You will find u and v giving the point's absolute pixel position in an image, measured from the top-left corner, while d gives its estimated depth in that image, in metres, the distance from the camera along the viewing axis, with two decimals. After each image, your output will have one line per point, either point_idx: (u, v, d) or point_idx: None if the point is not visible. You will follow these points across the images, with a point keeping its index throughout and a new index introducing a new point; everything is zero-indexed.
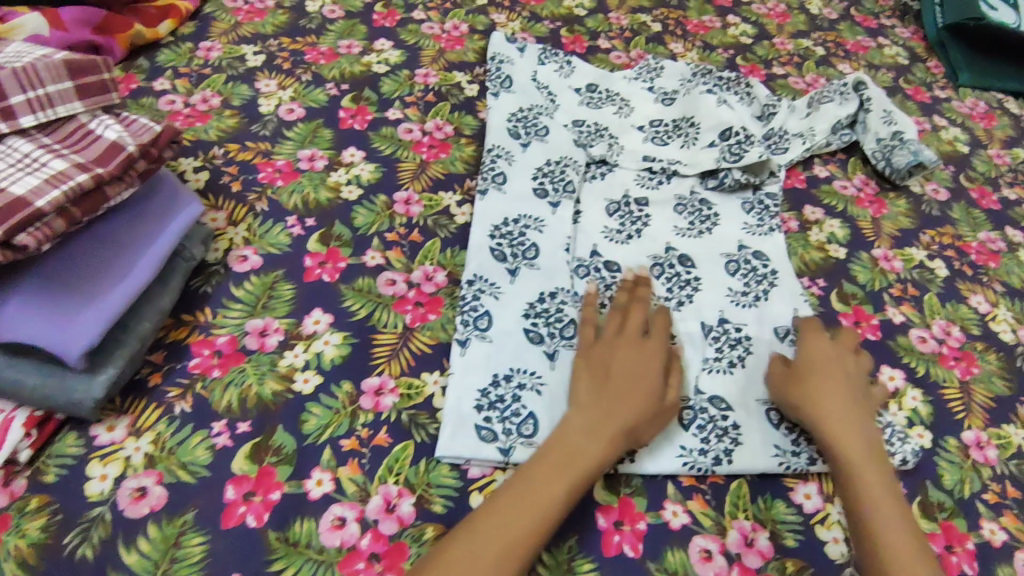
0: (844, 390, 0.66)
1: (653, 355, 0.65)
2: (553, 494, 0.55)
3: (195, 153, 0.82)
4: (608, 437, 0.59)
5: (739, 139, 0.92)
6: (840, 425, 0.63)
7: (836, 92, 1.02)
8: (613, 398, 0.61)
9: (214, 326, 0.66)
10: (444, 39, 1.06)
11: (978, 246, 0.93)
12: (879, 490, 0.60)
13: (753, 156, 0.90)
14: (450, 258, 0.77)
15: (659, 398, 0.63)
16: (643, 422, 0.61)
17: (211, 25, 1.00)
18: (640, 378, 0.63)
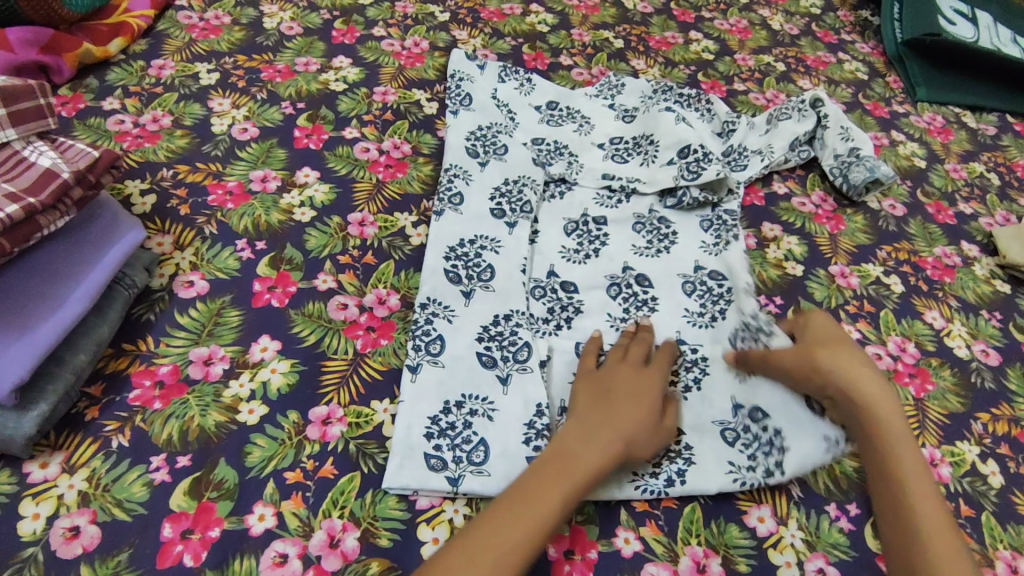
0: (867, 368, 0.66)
1: (652, 380, 0.66)
2: (545, 500, 0.54)
3: (142, 175, 0.80)
4: (601, 444, 0.59)
5: (697, 157, 0.91)
6: (873, 401, 0.63)
7: (795, 109, 1.02)
8: (610, 410, 0.62)
9: (157, 355, 0.64)
10: (404, 56, 1.05)
11: (934, 261, 0.94)
12: (916, 470, 0.59)
13: (711, 173, 0.88)
14: (404, 281, 0.76)
15: (657, 412, 0.63)
16: (638, 430, 0.61)
17: (164, 42, 0.99)
18: (639, 393, 0.64)
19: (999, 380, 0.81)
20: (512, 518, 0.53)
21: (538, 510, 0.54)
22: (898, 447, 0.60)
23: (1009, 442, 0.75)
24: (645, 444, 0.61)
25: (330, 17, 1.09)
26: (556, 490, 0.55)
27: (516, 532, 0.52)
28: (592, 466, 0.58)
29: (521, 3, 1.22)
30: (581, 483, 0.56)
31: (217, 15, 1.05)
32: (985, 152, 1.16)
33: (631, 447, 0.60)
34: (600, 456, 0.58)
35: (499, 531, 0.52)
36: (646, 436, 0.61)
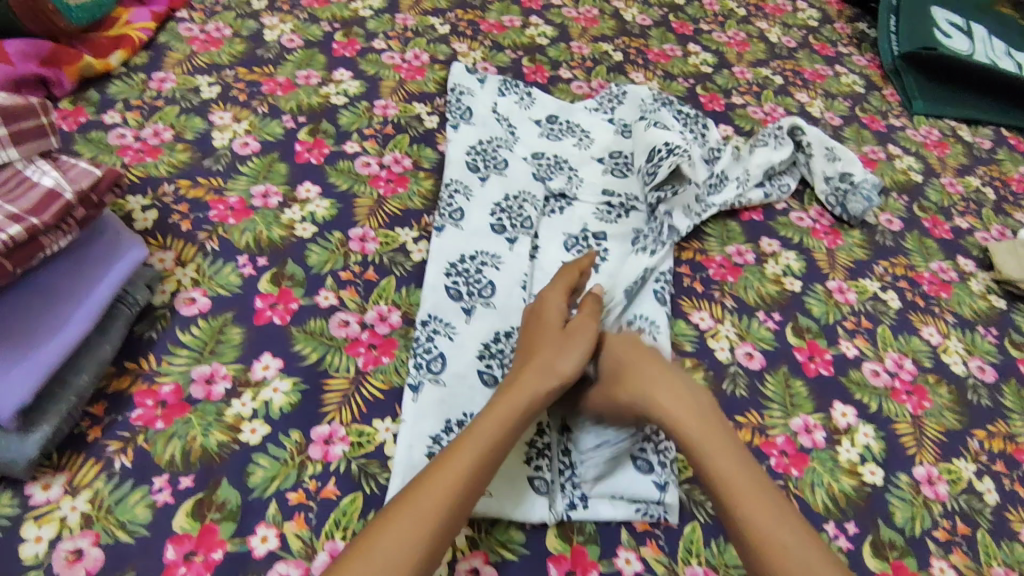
0: (664, 374, 0.63)
1: (552, 329, 0.68)
2: (467, 443, 0.56)
3: (144, 191, 0.80)
4: (516, 384, 0.62)
5: (661, 155, 0.91)
6: (678, 416, 0.60)
7: (771, 137, 1.01)
8: (525, 360, 0.65)
9: (159, 374, 0.65)
10: (404, 69, 1.06)
11: (930, 277, 0.94)
12: (735, 481, 0.56)
13: (666, 171, 0.90)
14: (405, 297, 0.76)
15: (571, 342, 0.66)
16: (551, 364, 0.64)
17: (164, 55, 0.99)
18: (548, 336, 0.67)
19: (994, 397, 0.82)
20: (439, 472, 0.54)
21: (459, 457, 0.55)
22: (715, 464, 0.57)
23: (1004, 459, 0.76)
24: (564, 369, 0.64)
25: (331, 29, 1.10)
26: (476, 434, 0.57)
27: (444, 482, 0.54)
28: (509, 403, 0.60)
29: (520, 15, 1.23)
30: (502, 418, 0.59)
31: (218, 27, 1.05)
32: (981, 166, 1.17)
33: (545, 380, 0.62)
34: (519, 396, 0.61)
35: (427, 488, 0.53)
36: (561, 363, 0.64)
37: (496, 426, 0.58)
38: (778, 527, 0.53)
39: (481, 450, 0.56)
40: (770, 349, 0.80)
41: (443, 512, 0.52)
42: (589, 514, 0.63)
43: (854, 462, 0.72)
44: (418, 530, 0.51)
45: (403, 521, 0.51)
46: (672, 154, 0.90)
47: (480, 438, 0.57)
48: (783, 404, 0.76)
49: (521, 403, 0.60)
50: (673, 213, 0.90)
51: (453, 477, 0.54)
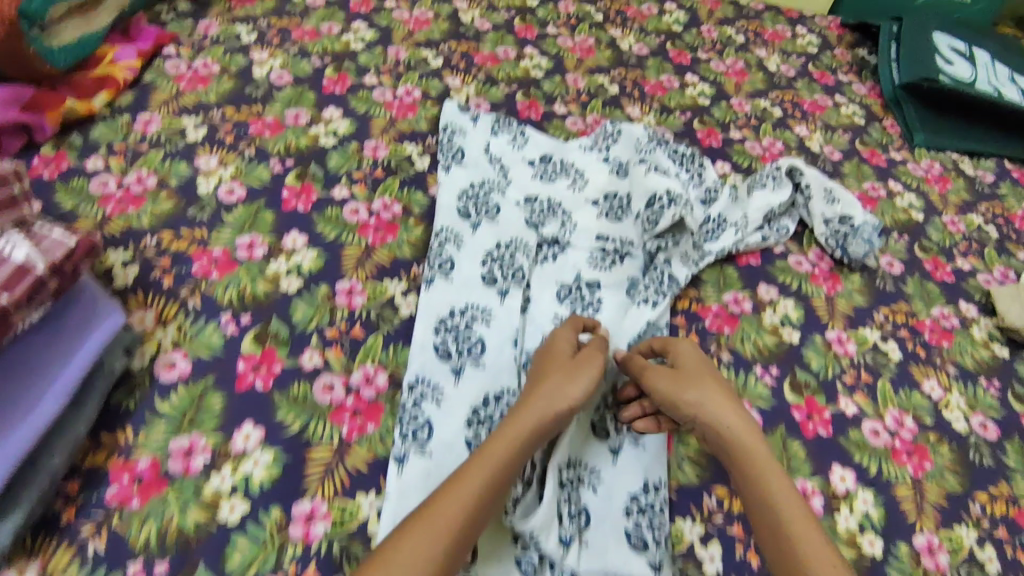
0: (725, 393, 0.69)
1: (563, 359, 0.70)
2: (474, 470, 0.59)
3: (126, 244, 0.78)
4: (522, 411, 0.64)
5: (662, 205, 0.92)
6: (733, 427, 0.66)
7: (770, 177, 0.99)
8: (534, 386, 0.67)
9: (136, 447, 0.63)
10: (395, 106, 1.04)
11: (932, 324, 0.92)
12: (783, 490, 0.61)
13: (667, 221, 0.91)
14: (393, 357, 0.74)
15: (582, 370, 0.68)
16: (558, 391, 0.66)
17: (150, 94, 0.96)
18: (558, 364, 0.69)
19: (997, 456, 0.80)
20: (447, 495, 0.57)
21: (468, 481, 0.58)
22: (764, 471, 0.63)
23: (1006, 524, 0.74)
24: (570, 397, 0.65)
25: (321, 64, 1.08)
26: (486, 459, 0.60)
27: (452, 505, 0.56)
28: (515, 431, 0.62)
29: (515, 46, 1.21)
30: (510, 445, 0.61)
31: (206, 63, 1.03)
32: (983, 202, 1.15)
33: (551, 407, 0.64)
34: (522, 424, 0.63)
35: (436, 511, 0.56)
36: (568, 392, 0.66)
37: (503, 450, 0.61)
38: (814, 536, 0.58)
39: (489, 476, 0.59)
40: (767, 408, 0.79)
41: (450, 536, 0.55)
42: None
43: (853, 532, 0.71)
44: (425, 553, 0.53)
45: (414, 542, 0.54)
46: (673, 204, 0.91)
47: (490, 462, 0.60)
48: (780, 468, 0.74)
49: (527, 430, 0.63)
50: (672, 262, 0.90)
51: (461, 501, 0.57)
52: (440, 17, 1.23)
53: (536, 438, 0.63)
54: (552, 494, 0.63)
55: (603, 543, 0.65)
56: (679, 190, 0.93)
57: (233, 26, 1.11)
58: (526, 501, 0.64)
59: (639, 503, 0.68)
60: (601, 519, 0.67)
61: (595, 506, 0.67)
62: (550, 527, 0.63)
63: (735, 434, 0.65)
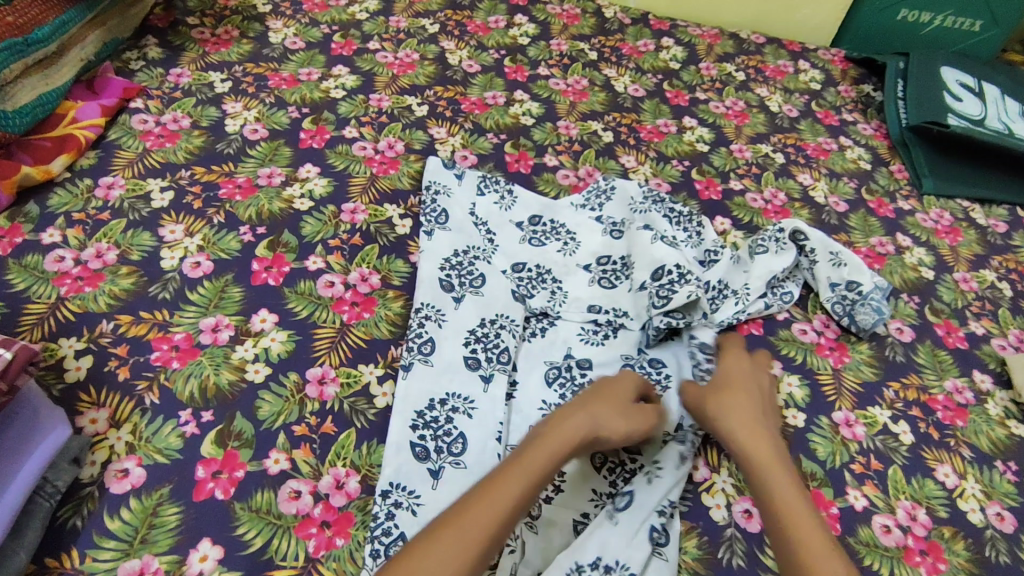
0: (755, 405, 0.72)
1: (624, 388, 0.71)
2: (514, 477, 0.59)
3: (80, 331, 0.73)
4: (568, 424, 0.66)
5: (671, 279, 0.85)
6: (751, 435, 0.69)
7: (772, 240, 0.94)
8: (582, 403, 0.69)
9: (80, 574, 0.58)
10: (376, 162, 0.98)
11: (944, 400, 0.87)
12: (789, 490, 0.63)
13: (681, 299, 0.82)
14: (366, 457, 0.69)
15: (629, 406, 0.70)
16: (604, 415, 0.67)
17: (115, 154, 0.91)
18: (610, 388, 0.71)
19: (1015, 553, 0.75)
20: (487, 498, 0.57)
21: (508, 484, 0.59)
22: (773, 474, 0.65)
23: None
24: (616, 427, 0.67)
25: (298, 115, 1.02)
26: (526, 463, 0.61)
27: (491, 509, 0.56)
28: (557, 442, 0.64)
29: (505, 90, 1.15)
30: (551, 455, 0.63)
31: (175, 118, 0.98)
32: (995, 256, 1.10)
33: (594, 427, 0.66)
34: (560, 440, 0.64)
35: (475, 510, 0.56)
36: (612, 414, 0.68)
37: (543, 456, 0.62)
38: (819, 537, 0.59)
39: (529, 481, 0.60)
40: None
41: (482, 540, 0.55)
42: None
43: None
44: (461, 549, 0.53)
45: (447, 544, 0.54)
46: (684, 280, 0.84)
47: (531, 464, 0.61)
48: None
49: (571, 441, 0.64)
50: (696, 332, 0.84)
51: (499, 507, 0.57)
52: (425, 59, 1.18)
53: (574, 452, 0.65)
54: None
55: None
56: (690, 266, 0.86)
57: (206, 74, 1.05)
58: None
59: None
60: None
61: None
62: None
63: (753, 439, 0.68)
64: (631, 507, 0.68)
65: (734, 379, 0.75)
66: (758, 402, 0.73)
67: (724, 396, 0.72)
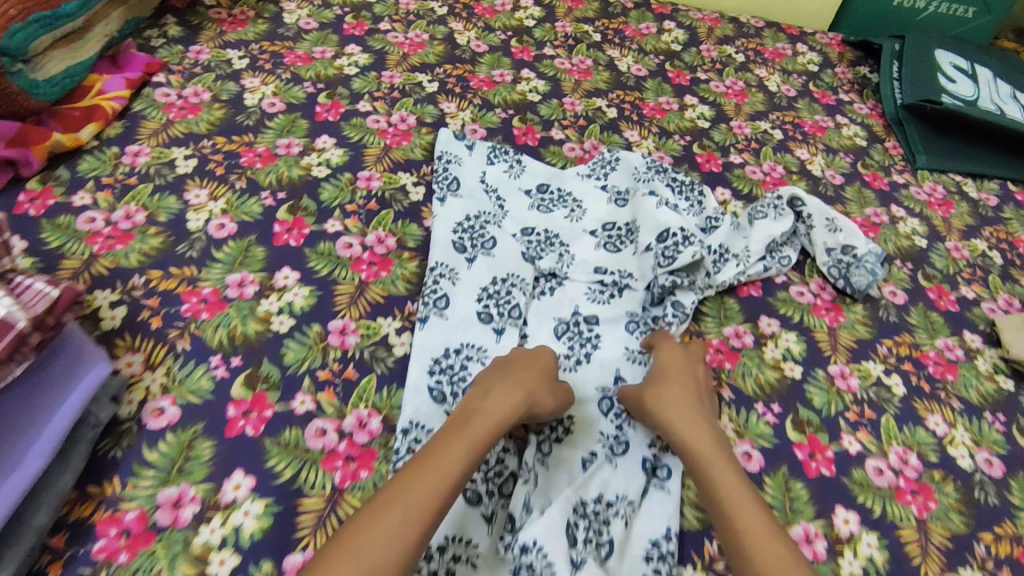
0: (691, 397, 0.72)
1: (543, 368, 0.72)
2: (456, 454, 0.60)
3: (113, 284, 0.77)
4: (501, 401, 0.66)
5: (676, 241, 0.89)
6: (690, 428, 0.68)
7: (771, 206, 0.98)
8: (510, 380, 0.69)
9: (123, 499, 0.62)
10: (390, 134, 1.02)
11: (936, 356, 0.91)
12: (736, 490, 0.62)
13: (687, 258, 0.87)
14: (386, 399, 0.73)
15: (550, 381, 0.71)
16: (537, 392, 0.69)
17: (139, 125, 0.95)
18: (535, 364, 0.72)
19: (1002, 494, 0.79)
20: (429, 476, 0.58)
21: (451, 463, 0.59)
22: (719, 474, 0.64)
23: (1011, 565, 0.73)
24: (544, 403, 0.69)
25: (314, 90, 1.06)
26: (465, 438, 0.62)
27: (431, 490, 0.57)
28: (493, 416, 0.65)
29: (511, 69, 1.19)
30: (490, 428, 0.64)
31: (196, 91, 1.01)
32: (987, 226, 1.13)
33: (529, 402, 0.68)
34: (487, 421, 0.64)
35: (420, 488, 0.57)
36: (543, 391, 0.69)
37: (481, 433, 0.63)
38: (762, 529, 0.59)
39: (469, 457, 0.61)
40: (770, 447, 0.78)
41: (424, 524, 0.55)
42: None
43: None
44: (404, 534, 0.54)
45: (387, 531, 0.53)
46: (688, 241, 0.89)
47: (470, 441, 0.62)
48: (782, 511, 0.73)
49: (510, 416, 0.65)
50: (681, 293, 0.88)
51: (442, 485, 0.57)
52: (435, 39, 1.22)
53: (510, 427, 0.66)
54: (557, 517, 0.64)
55: None
56: (693, 229, 0.91)
57: (224, 52, 1.09)
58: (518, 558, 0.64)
59: (659, 549, 0.65)
60: (621, 556, 0.65)
61: (617, 538, 0.66)
62: (555, 540, 0.62)
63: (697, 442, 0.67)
64: (628, 449, 0.73)
65: (669, 372, 0.74)
66: (694, 393, 0.73)
67: (656, 393, 0.71)
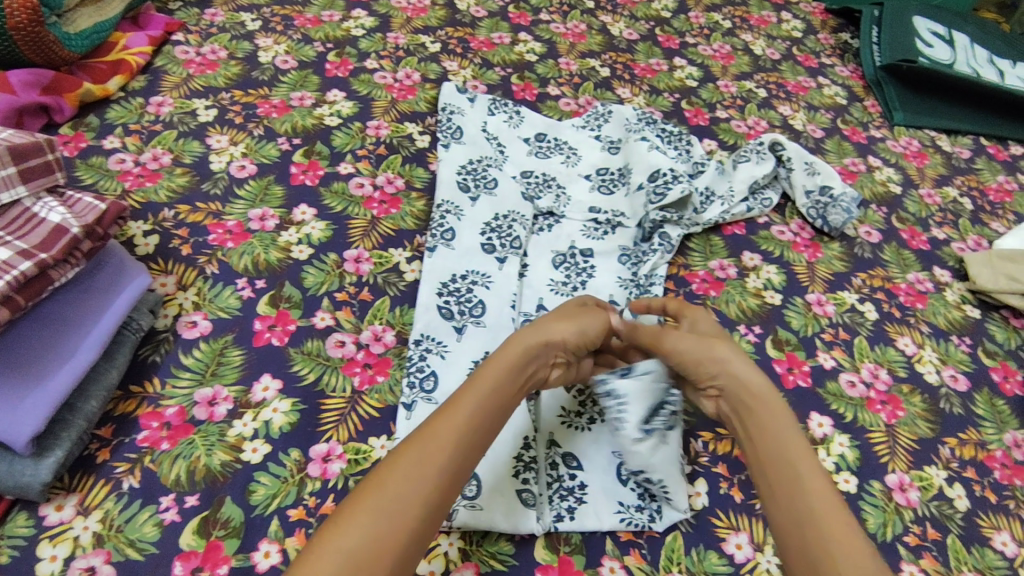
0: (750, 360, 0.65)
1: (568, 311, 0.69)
2: (471, 392, 0.58)
3: (145, 216, 0.83)
4: (514, 339, 0.63)
5: (666, 179, 0.95)
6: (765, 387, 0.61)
7: (754, 152, 1.05)
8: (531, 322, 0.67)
9: (163, 397, 0.69)
10: (396, 89, 1.08)
11: (907, 287, 0.98)
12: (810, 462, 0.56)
13: (675, 195, 0.93)
14: (399, 317, 0.79)
15: (573, 314, 0.68)
16: (548, 324, 0.66)
17: (162, 79, 1.01)
18: (562, 310, 0.70)
19: (967, 406, 0.85)
20: (445, 417, 0.55)
21: (464, 405, 0.56)
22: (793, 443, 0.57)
23: (974, 466, 0.79)
24: (559, 333, 0.65)
25: (324, 49, 1.12)
26: (480, 383, 0.59)
27: (449, 427, 0.54)
28: (505, 356, 0.62)
29: (510, 32, 1.26)
30: (504, 366, 0.61)
31: (213, 49, 1.08)
32: (959, 176, 1.20)
33: (544, 335, 0.64)
34: (508, 355, 0.62)
35: (433, 431, 0.54)
36: (556, 326, 0.66)
37: (496, 372, 0.60)
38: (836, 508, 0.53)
39: (486, 396, 0.58)
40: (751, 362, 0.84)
41: (445, 463, 0.52)
42: (575, 525, 0.65)
43: (829, 471, 0.76)
44: (422, 476, 0.51)
45: (403, 473, 0.50)
46: (678, 180, 0.95)
47: (488, 383, 0.59)
48: None
49: (519, 353, 0.62)
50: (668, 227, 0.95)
51: (460, 421, 0.55)
52: (436, 5, 1.28)
53: (526, 366, 0.63)
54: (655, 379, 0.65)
55: (600, 476, 0.69)
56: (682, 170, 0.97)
57: (238, 15, 1.15)
58: (533, 462, 0.68)
59: None
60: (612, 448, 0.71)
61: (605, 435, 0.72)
62: (641, 404, 0.65)
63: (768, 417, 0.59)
64: None
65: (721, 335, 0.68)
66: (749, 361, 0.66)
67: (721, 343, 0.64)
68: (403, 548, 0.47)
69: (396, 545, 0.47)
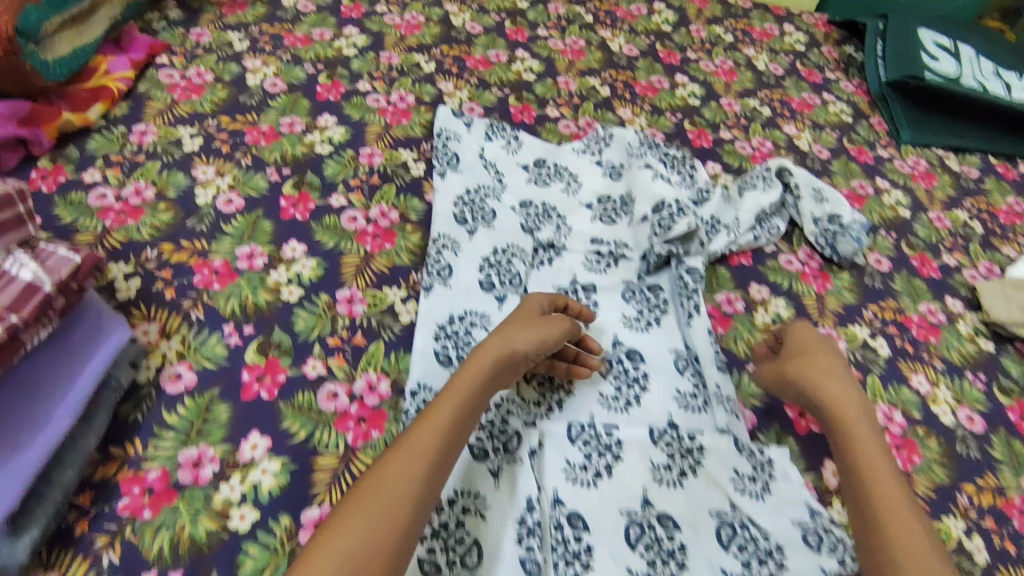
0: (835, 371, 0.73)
1: (529, 316, 0.72)
2: (449, 399, 0.61)
3: (126, 257, 0.79)
4: (481, 348, 0.66)
5: (671, 211, 0.92)
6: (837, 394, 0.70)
7: (760, 178, 1.02)
8: (494, 330, 0.69)
9: (145, 459, 0.65)
10: (389, 113, 1.04)
11: (919, 320, 0.95)
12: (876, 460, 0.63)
13: (682, 228, 0.90)
14: (394, 364, 0.76)
15: (537, 320, 0.71)
16: (513, 333, 0.68)
17: (144, 105, 0.97)
18: (524, 314, 0.72)
19: (983, 449, 0.82)
20: (426, 423, 0.58)
21: (443, 411, 0.59)
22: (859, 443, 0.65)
23: (993, 515, 0.77)
24: (524, 342, 0.67)
25: (314, 71, 1.08)
26: (455, 394, 0.61)
27: (429, 433, 0.57)
28: (476, 367, 0.64)
29: (506, 49, 1.22)
30: (478, 377, 0.63)
31: (199, 72, 1.03)
32: (968, 198, 1.17)
33: (509, 345, 0.66)
34: (479, 364, 0.64)
35: (415, 437, 0.57)
36: (521, 334, 0.68)
37: (470, 383, 0.62)
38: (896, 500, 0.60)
39: (463, 403, 0.61)
40: (761, 404, 0.81)
41: (428, 466, 0.55)
42: None
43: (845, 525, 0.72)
44: (406, 481, 0.53)
45: (390, 479, 0.53)
46: (684, 212, 0.92)
47: (462, 390, 0.62)
48: None
49: (489, 362, 0.64)
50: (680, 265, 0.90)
51: (439, 426, 0.58)
52: (431, 21, 1.24)
53: (495, 373, 0.65)
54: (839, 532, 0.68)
55: (609, 538, 0.65)
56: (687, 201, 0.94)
57: (225, 34, 1.11)
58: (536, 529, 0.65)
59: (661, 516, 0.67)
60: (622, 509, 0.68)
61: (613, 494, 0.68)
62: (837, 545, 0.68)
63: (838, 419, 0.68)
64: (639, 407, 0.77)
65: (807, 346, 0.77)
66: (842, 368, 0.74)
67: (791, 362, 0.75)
68: (395, 550, 0.50)
69: (388, 549, 0.49)
